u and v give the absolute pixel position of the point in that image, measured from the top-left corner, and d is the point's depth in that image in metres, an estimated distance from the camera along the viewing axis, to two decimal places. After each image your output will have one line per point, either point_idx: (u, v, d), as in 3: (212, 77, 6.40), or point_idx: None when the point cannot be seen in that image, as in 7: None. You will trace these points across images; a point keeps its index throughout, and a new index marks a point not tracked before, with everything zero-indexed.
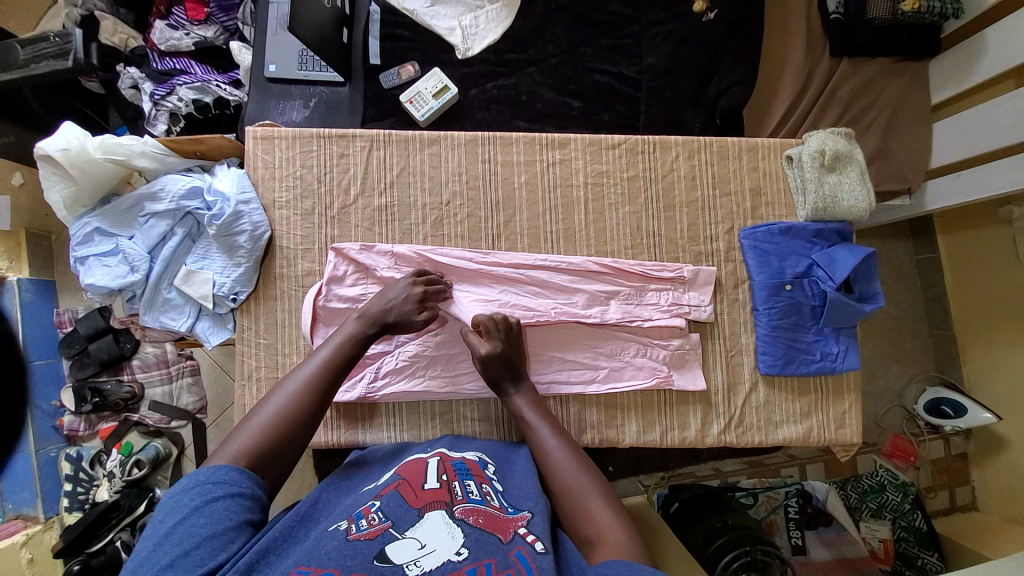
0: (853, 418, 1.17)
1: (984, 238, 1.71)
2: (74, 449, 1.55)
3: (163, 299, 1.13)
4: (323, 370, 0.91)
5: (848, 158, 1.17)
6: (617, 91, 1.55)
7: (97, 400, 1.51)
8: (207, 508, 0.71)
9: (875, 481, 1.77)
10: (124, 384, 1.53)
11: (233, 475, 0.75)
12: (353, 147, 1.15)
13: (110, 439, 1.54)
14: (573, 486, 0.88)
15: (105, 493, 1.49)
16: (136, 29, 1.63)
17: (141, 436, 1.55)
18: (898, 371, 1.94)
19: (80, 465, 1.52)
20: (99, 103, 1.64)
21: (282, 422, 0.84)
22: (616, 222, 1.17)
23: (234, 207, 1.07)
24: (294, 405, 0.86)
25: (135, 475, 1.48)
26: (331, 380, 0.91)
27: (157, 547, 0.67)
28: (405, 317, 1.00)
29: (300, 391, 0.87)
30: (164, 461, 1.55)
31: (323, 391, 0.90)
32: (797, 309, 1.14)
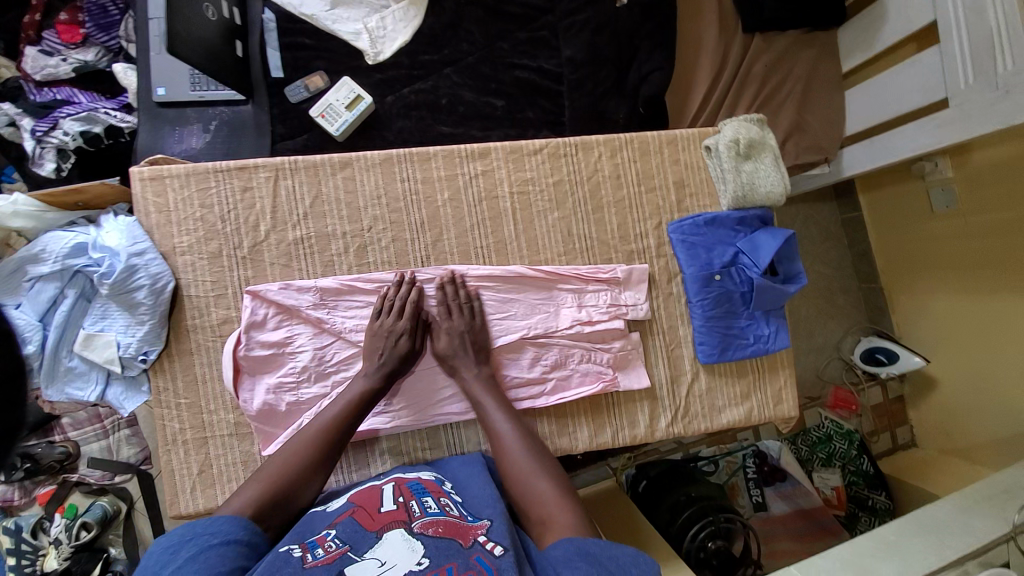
0: (790, 391, 1.23)
1: (900, 194, 1.81)
2: (11, 520, 1.35)
3: (65, 368, 1.02)
4: (338, 416, 0.93)
5: (761, 144, 1.20)
6: (540, 86, 1.51)
7: (28, 466, 1.34)
8: (203, 555, 0.67)
9: (823, 432, 1.89)
10: (56, 444, 1.36)
11: (229, 523, 0.73)
12: (256, 178, 1.06)
13: (50, 505, 1.37)
14: (519, 472, 0.88)
15: (54, 563, 1.31)
16: (8, 56, 1.44)
17: (85, 496, 1.40)
18: (834, 328, 2.06)
19: (21, 537, 1.32)
20: None
21: (293, 471, 0.85)
22: (546, 229, 1.15)
23: (126, 261, 0.98)
24: (307, 454, 0.88)
25: (84, 538, 1.33)
26: (344, 425, 0.93)
27: None
28: (405, 356, 1.01)
29: (315, 439, 0.89)
30: (114, 518, 1.39)
31: (337, 438, 0.91)
32: (728, 297, 1.17)
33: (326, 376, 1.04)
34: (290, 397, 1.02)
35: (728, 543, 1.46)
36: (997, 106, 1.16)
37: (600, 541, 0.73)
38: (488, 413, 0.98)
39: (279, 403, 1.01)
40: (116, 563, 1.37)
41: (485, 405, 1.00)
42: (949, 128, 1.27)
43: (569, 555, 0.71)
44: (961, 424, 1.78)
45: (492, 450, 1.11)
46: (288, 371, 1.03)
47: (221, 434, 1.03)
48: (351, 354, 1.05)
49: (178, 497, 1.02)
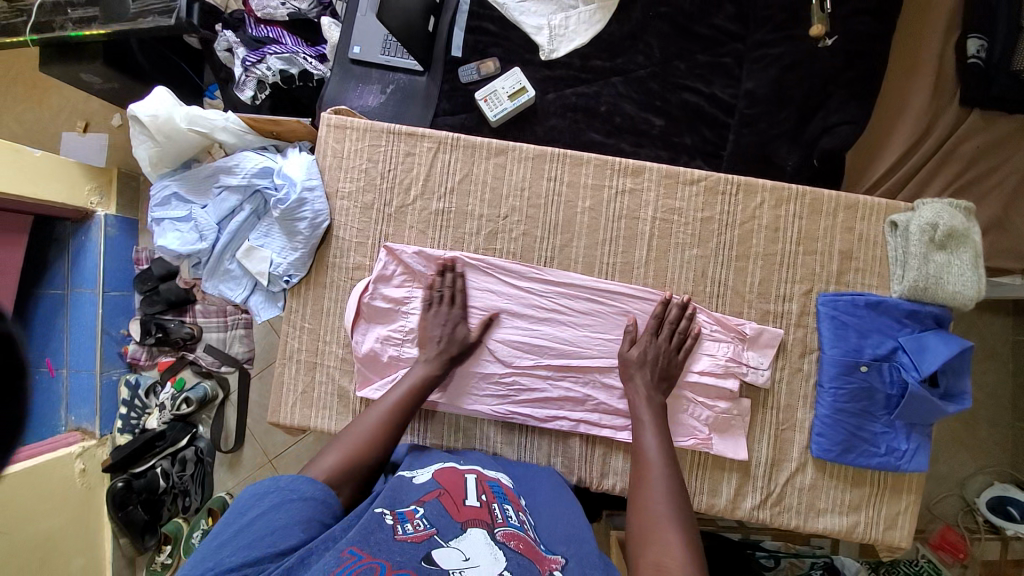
0: (908, 520, 1.05)
1: None
2: (133, 376, 1.61)
3: (224, 269, 1.18)
4: (403, 397, 0.96)
5: (963, 236, 1.02)
6: (705, 113, 1.44)
7: (160, 335, 1.58)
8: (285, 506, 0.73)
9: (914, 570, 1.60)
10: (186, 324, 1.58)
11: (303, 482, 0.77)
12: (420, 147, 1.13)
13: (165, 373, 1.61)
14: (654, 509, 0.84)
15: (155, 421, 1.57)
16: None
17: (193, 374, 1.62)
18: (964, 458, 1.72)
19: (137, 393, 1.59)
20: (195, 58, 1.69)
21: (365, 444, 0.88)
22: (679, 264, 1.09)
23: (299, 193, 1.10)
24: (377, 428, 0.91)
25: (184, 410, 1.55)
26: (408, 406, 0.96)
27: (237, 534, 0.68)
28: (464, 342, 1.06)
29: (383, 420, 0.92)
30: (210, 402, 1.61)
31: (403, 416, 0.95)
32: (868, 395, 1.02)
33: None
34: (393, 350, 1.08)
35: None
36: None
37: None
38: (642, 433, 0.96)
39: (382, 353, 1.08)
40: (200, 439, 1.60)
41: (643, 425, 0.97)
42: None
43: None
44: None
45: (560, 465, 1.09)
46: (398, 328, 1.09)
47: (329, 365, 1.12)
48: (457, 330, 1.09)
49: (281, 407, 1.13)
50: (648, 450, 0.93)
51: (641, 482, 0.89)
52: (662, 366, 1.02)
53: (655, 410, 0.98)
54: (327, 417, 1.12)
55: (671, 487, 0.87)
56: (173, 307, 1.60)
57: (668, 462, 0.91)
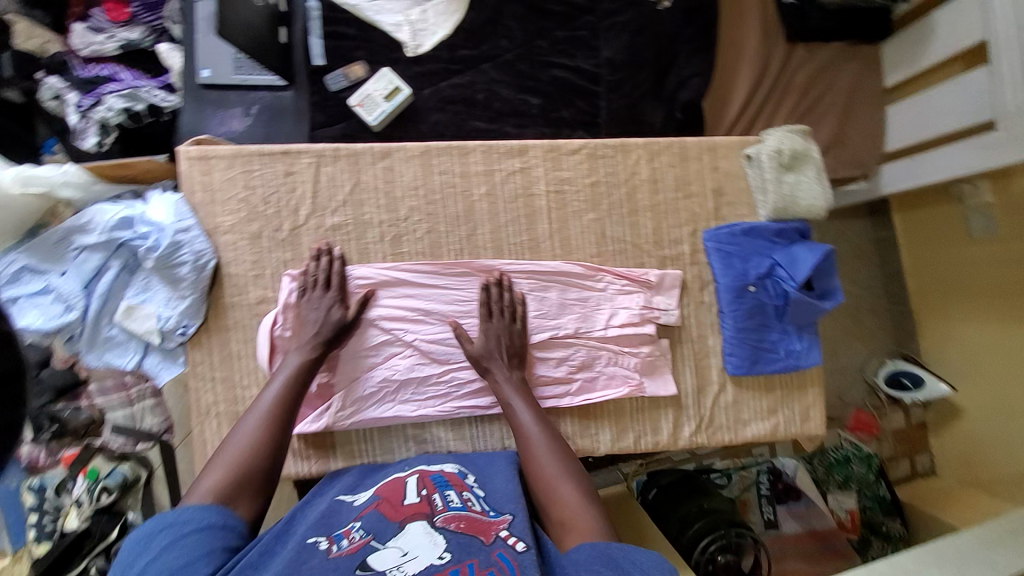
0: (818, 410, 1.20)
1: (940, 216, 1.78)
2: (36, 479, 1.38)
3: (104, 336, 1.05)
4: (283, 394, 0.91)
5: (804, 156, 1.18)
6: (576, 86, 1.51)
7: (54, 427, 1.39)
8: (178, 542, 0.70)
9: (841, 454, 1.84)
10: (82, 409, 1.42)
11: (197, 511, 0.74)
12: (298, 164, 1.08)
13: (75, 466, 1.38)
14: (545, 472, 0.89)
15: (74, 521, 1.34)
16: (54, 29, 1.48)
17: (107, 461, 1.40)
18: (859, 348, 2.04)
19: (45, 495, 1.36)
20: (24, 114, 1.45)
21: (252, 451, 0.84)
22: (580, 230, 1.15)
23: (172, 237, 1.00)
24: (259, 436, 0.86)
25: (104, 501, 1.34)
26: (291, 400, 0.91)
27: None
28: (338, 325, 1.00)
29: (265, 421, 0.87)
30: (135, 484, 1.40)
31: (288, 412, 0.90)
32: (761, 310, 1.15)
33: (356, 360, 1.06)
34: (320, 378, 1.04)
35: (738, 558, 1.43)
36: None
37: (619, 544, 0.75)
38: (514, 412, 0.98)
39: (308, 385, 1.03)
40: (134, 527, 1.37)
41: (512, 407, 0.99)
42: (996, 149, 1.26)
43: (588, 556, 0.73)
44: (985, 453, 1.72)
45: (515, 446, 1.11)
46: None
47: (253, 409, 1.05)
48: (383, 341, 1.07)
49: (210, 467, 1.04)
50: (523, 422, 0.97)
51: (530, 451, 0.93)
52: (504, 345, 1.05)
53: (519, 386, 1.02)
54: None
55: (551, 447, 0.92)
56: (60, 395, 1.40)
57: (544, 425, 0.96)
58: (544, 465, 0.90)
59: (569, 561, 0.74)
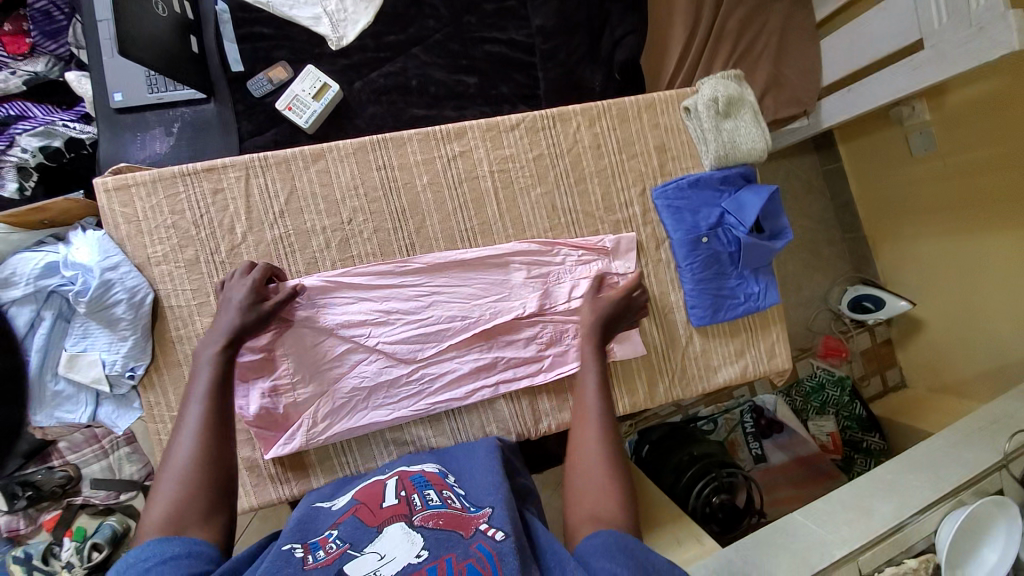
0: (782, 346, 1.25)
1: (882, 140, 1.85)
2: (19, 549, 1.28)
3: (52, 392, 1.00)
4: (210, 400, 0.80)
5: (740, 101, 1.19)
6: (512, 59, 1.48)
7: (30, 494, 1.29)
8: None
9: (816, 381, 1.94)
10: (57, 469, 1.32)
11: (163, 544, 0.67)
12: (226, 179, 1.02)
13: (58, 530, 1.33)
14: (585, 453, 0.86)
15: None
16: None
17: (92, 517, 1.36)
18: (821, 280, 2.10)
19: (32, 565, 1.27)
20: None
21: (193, 470, 0.74)
22: (530, 207, 1.13)
23: (100, 277, 0.94)
24: (196, 451, 0.76)
25: (96, 558, 1.28)
26: (221, 406, 0.80)
27: None
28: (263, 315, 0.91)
29: (197, 435, 0.77)
30: (125, 537, 1.35)
31: (223, 418, 0.80)
32: (716, 259, 1.17)
33: (321, 373, 1.04)
34: (286, 398, 1.01)
35: (731, 496, 1.49)
36: (972, 44, 1.15)
37: (640, 542, 0.74)
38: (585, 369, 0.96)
39: (276, 407, 1.00)
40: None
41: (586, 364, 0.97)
42: (924, 70, 1.27)
43: (609, 548, 0.72)
44: (949, 361, 1.85)
45: (496, 431, 1.12)
46: (283, 373, 1.01)
47: None
48: (347, 349, 1.05)
49: None
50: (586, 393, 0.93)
51: (580, 427, 0.90)
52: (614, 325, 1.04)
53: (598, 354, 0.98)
54: (243, 492, 1.03)
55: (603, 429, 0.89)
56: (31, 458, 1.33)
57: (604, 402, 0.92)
58: (586, 446, 0.87)
59: (591, 544, 0.73)
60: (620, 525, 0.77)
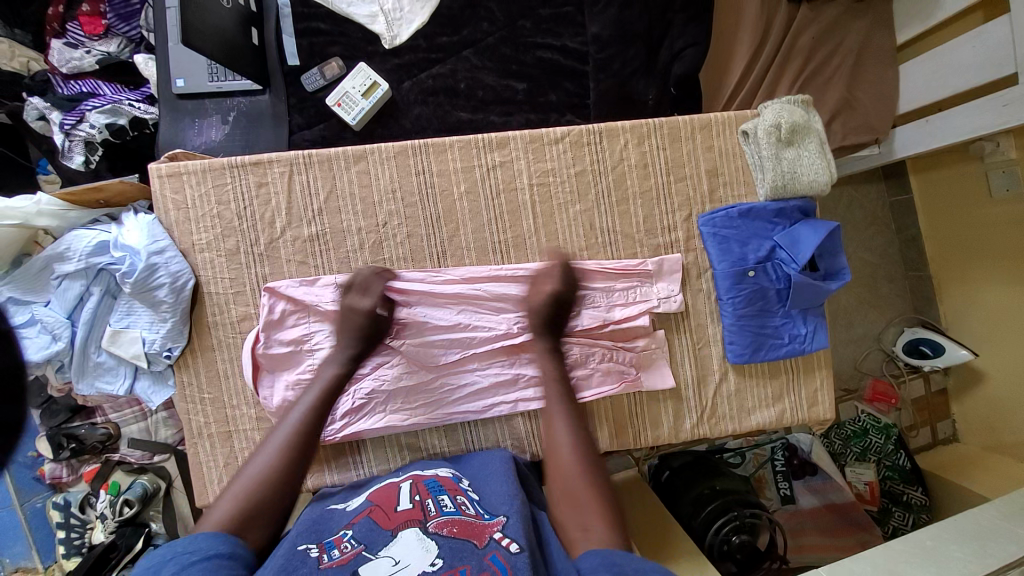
0: (826, 394, 1.15)
1: (958, 176, 1.69)
2: (60, 496, 1.40)
3: (94, 362, 1.05)
4: (309, 411, 0.88)
5: (805, 128, 1.10)
6: (564, 67, 1.44)
7: (74, 445, 1.37)
8: (184, 573, 0.63)
9: (859, 426, 1.80)
10: (98, 425, 1.37)
11: (211, 540, 0.68)
12: (270, 174, 1.04)
13: (95, 482, 1.39)
14: (564, 467, 0.84)
15: (99, 535, 1.34)
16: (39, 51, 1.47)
17: (127, 473, 1.41)
18: (876, 318, 1.97)
19: (70, 512, 1.38)
20: (14, 138, 1.45)
21: (274, 470, 0.79)
22: (567, 224, 1.09)
23: (146, 260, 0.98)
24: (282, 455, 0.81)
25: (126, 514, 1.34)
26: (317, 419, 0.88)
27: None
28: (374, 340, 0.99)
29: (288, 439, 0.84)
30: (154, 496, 1.40)
31: (313, 430, 0.86)
32: (762, 295, 1.09)
33: None
34: None
35: (753, 538, 1.41)
36: None
37: (629, 554, 0.69)
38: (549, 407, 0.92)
39: None
40: (158, 536, 1.39)
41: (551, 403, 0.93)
42: (1018, 107, 1.17)
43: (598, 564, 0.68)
44: (1013, 423, 1.67)
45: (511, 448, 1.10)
46: (307, 369, 1.02)
47: (245, 428, 1.05)
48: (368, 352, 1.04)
49: (207, 486, 1.06)
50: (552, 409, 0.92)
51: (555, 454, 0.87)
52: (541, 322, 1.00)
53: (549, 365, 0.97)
54: None
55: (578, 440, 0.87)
56: (77, 412, 1.40)
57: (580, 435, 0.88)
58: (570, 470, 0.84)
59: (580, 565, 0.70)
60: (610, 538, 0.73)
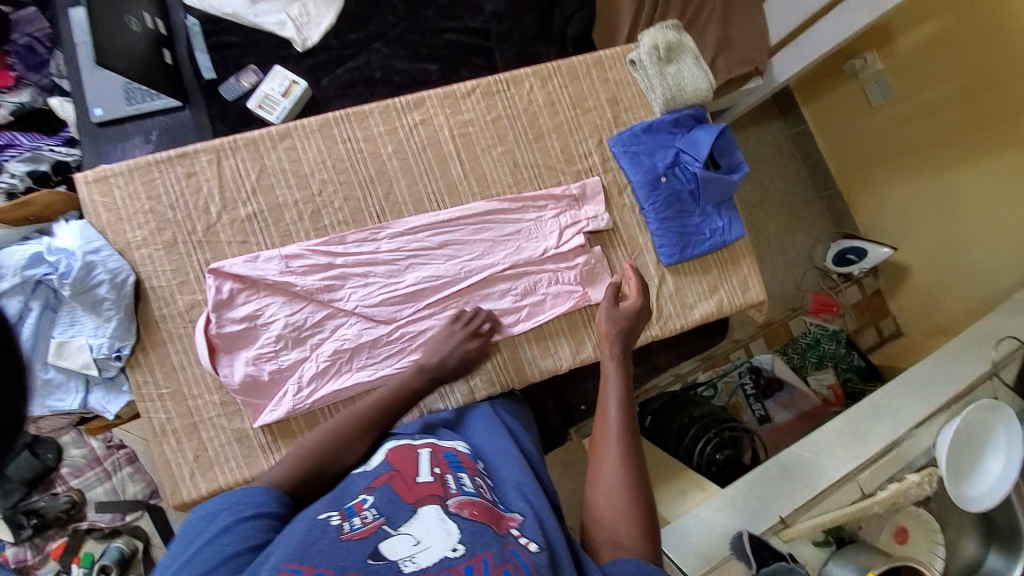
0: (755, 279, 1.27)
1: (837, 98, 1.96)
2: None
3: (42, 381, 1.02)
4: (382, 406, 0.88)
5: (680, 47, 1.24)
6: (471, 45, 1.55)
7: (35, 522, 1.35)
8: (234, 528, 0.66)
9: (811, 338, 1.93)
10: (59, 496, 1.37)
11: (263, 494, 0.71)
12: (199, 163, 1.07)
13: (65, 557, 1.37)
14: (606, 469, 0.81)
15: None
16: None
17: (99, 542, 1.41)
18: (803, 238, 2.14)
19: None
20: None
21: (334, 451, 0.81)
22: (492, 165, 1.18)
23: (83, 259, 0.98)
24: (345, 440, 0.82)
25: None
26: (388, 415, 0.88)
27: (185, 566, 0.62)
28: (465, 359, 1.00)
29: (354, 425, 0.84)
30: (132, 558, 1.40)
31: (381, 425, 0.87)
32: (677, 198, 1.21)
33: (304, 340, 1.06)
34: (270, 365, 1.03)
35: (736, 451, 1.48)
36: None
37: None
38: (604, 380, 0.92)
39: (261, 373, 1.02)
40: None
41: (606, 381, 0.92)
42: (859, 9, 1.39)
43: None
44: (941, 301, 1.86)
45: (482, 384, 1.13)
46: (265, 342, 1.04)
47: (211, 416, 1.04)
48: (325, 316, 1.07)
49: (179, 485, 1.03)
50: (609, 412, 0.87)
51: (600, 435, 0.86)
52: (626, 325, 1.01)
53: (623, 369, 0.92)
54: (236, 464, 1.04)
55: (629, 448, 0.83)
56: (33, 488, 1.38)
57: (631, 423, 0.86)
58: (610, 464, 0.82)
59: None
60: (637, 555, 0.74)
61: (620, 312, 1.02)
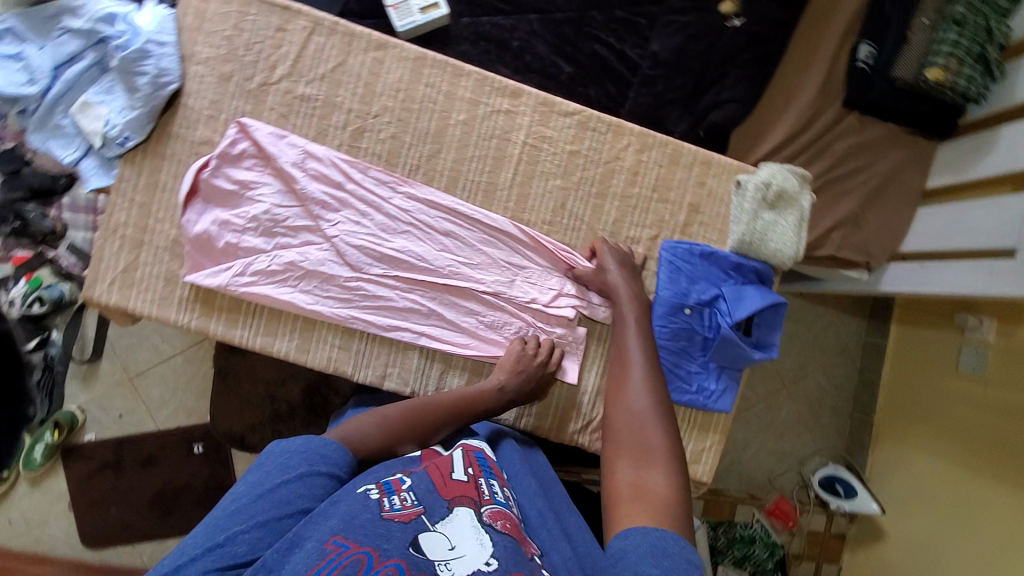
0: (710, 457, 1.15)
1: (929, 339, 1.69)
2: None
3: (54, 123, 1.05)
4: (453, 400, 0.94)
5: (793, 200, 1.10)
6: (614, 68, 1.45)
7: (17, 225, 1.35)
8: (309, 478, 0.76)
9: (748, 532, 1.74)
10: (49, 218, 1.36)
11: (337, 452, 0.80)
12: (294, 24, 1.04)
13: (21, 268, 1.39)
14: (636, 415, 0.93)
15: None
16: None
17: (53, 274, 1.40)
18: (806, 441, 1.95)
19: None
20: None
21: (399, 425, 0.89)
22: (541, 193, 1.10)
23: (142, 44, 0.99)
24: (415, 419, 0.90)
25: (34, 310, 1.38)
26: (452, 409, 0.94)
27: (260, 499, 0.72)
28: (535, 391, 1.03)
29: (423, 408, 0.92)
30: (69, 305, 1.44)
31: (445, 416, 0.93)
32: (688, 336, 1.09)
33: (273, 235, 1.03)
34: (231, 237, 1.01)
35: None
36: None
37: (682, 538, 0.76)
38: (621, 324, 1.03)
39: (218, 238, 1.00)
40: (53, 344, 1.46)
41: (621, 315, 1.04)
42: (1007, 281, 1.16)
43: (650, 543, 0.74)
44: None
45: (396, 377, 1.07)
46: (239, 214, 1.02)
47: (158, 244, 1.04)
48: (303, 226, 1.04)
49: (97, 282, 1.05)
50: (629, 344, 1.01)
51: (619, 388, 0.98)
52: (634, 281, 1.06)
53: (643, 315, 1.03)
54: (150, 296, 1.04)
55: (648, 377, 0.97)
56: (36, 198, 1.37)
57: (648, 364, 0.98)
58: (634, 400, 0.95)
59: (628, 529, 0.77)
60: (664, 500, 0.81)
61: (615, 267, 1.05)
